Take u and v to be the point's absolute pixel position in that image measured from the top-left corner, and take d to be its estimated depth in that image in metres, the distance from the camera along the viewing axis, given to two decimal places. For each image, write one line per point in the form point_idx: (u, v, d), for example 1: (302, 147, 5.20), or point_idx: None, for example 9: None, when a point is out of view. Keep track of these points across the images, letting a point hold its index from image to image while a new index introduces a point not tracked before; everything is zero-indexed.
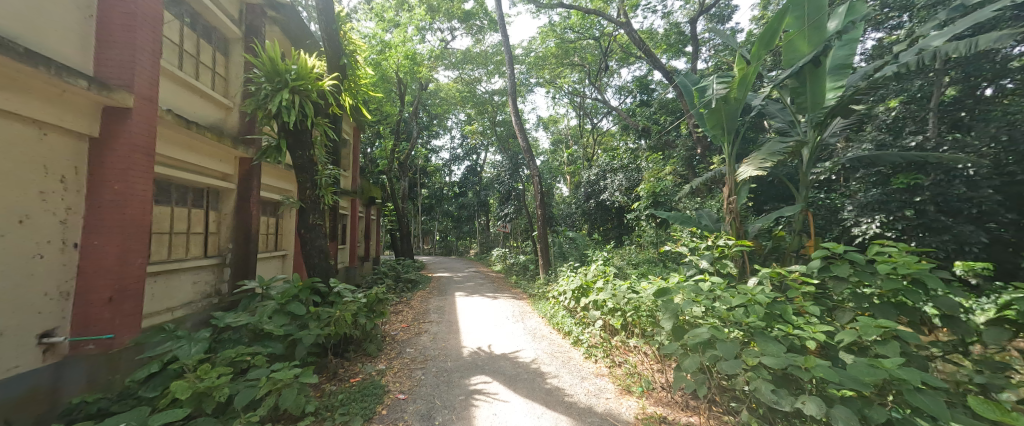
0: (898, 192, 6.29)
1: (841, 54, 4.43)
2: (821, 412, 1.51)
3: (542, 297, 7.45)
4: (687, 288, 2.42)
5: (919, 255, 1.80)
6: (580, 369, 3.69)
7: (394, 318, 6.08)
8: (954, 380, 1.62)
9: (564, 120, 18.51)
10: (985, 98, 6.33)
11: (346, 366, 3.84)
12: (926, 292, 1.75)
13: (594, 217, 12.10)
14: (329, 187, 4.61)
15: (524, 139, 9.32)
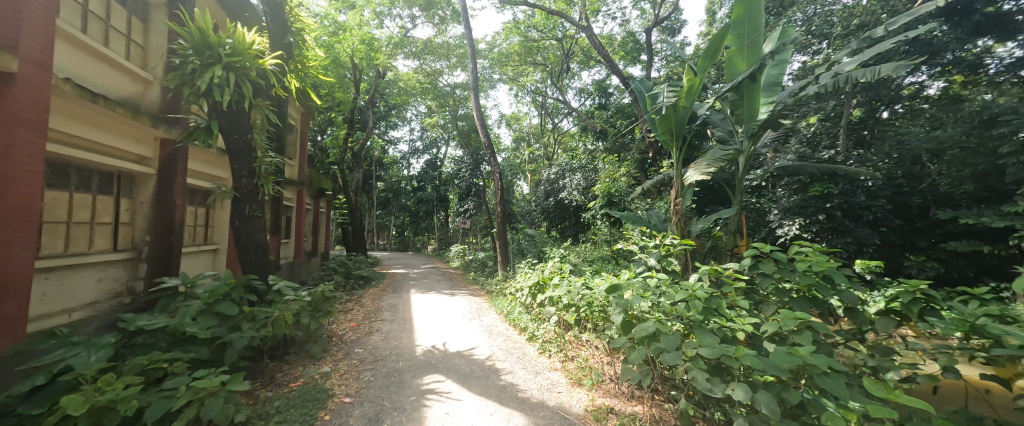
0: (814, 198, 7.23)
1: (773, 73, 4.87)
2: (747, 397, 1.65)
3: (500, 292, 7.49)
4: (636, 285, 2.55)
5: (830, 254, 2.02)
6: (534, 364, 3.77)
7: (342, 317, 5.78)
8: (854, 364, 1.85)
9: (526, 118, 18.77)
10: (883, 119, 7.83)
11: (285, 370, 3.57)
12: (834, 287, 1.97)
13: (552, 215, 12.47)
14: (270, 176, 4.25)
15: (486, 134, 9.32)
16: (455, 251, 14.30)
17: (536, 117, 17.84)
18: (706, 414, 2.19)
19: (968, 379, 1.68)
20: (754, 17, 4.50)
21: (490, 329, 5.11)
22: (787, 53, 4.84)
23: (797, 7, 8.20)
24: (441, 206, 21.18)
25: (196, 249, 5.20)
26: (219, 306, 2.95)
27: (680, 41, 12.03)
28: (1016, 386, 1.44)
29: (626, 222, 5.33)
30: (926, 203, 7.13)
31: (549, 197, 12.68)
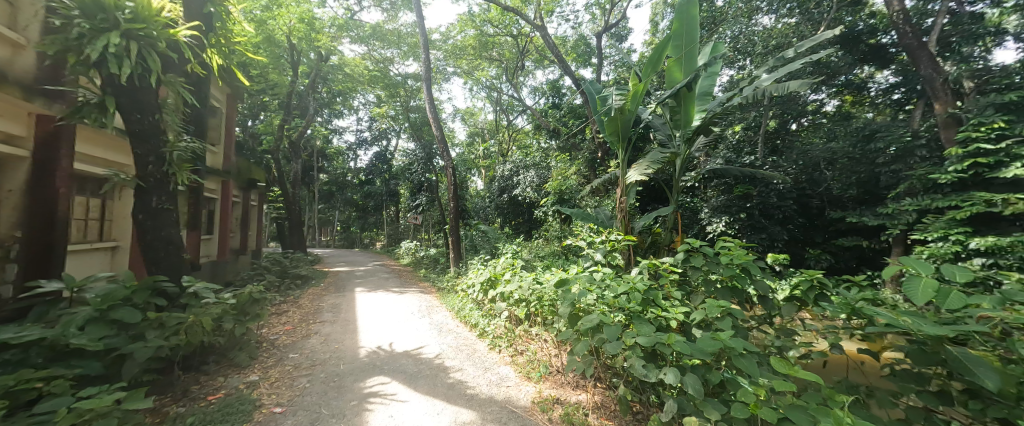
0: (738, 198, 8.09)
1: (706, 83, 5.31)
2: (677, 380, 1.80)
3: (452, 289, 7.37)
4: (584, 278, 2.67)
5: (748, 249, 2.28)
6: (484, 360, 3.79)
7: (276, 320, 5.32)
8: (764, 345, 2.11)
9: (481, 114, 18.69)
10: (793, 131, 9.09)
11: (202, 381, 3.20)
12: (751, 278, 2.23)
13: (505, 211, 12.62)
14: (185, 163, 3.74)
15: (440, 128, 9.14)
16: (405, 247, 13.82)
17: (492, 112, 17.82)
18: (643, 397, 2.37)
19: (849, 353, 1.99)
20: (691, 30, 4.96)
21: (440, 326, 5.06)
22: (717, 66, 5.34)
23: (725, 26, 9.11)
24: (391, 201, 20.36)
25: (87, 246, 4.47)
26: (115, 313, 2.54)
27: (628, 47, 12.68)
28: (883, 358, 1.73)
29: (575, 218, 5.62)
30: (823, 204, 8.49)
31: (503, 193, 12.79)
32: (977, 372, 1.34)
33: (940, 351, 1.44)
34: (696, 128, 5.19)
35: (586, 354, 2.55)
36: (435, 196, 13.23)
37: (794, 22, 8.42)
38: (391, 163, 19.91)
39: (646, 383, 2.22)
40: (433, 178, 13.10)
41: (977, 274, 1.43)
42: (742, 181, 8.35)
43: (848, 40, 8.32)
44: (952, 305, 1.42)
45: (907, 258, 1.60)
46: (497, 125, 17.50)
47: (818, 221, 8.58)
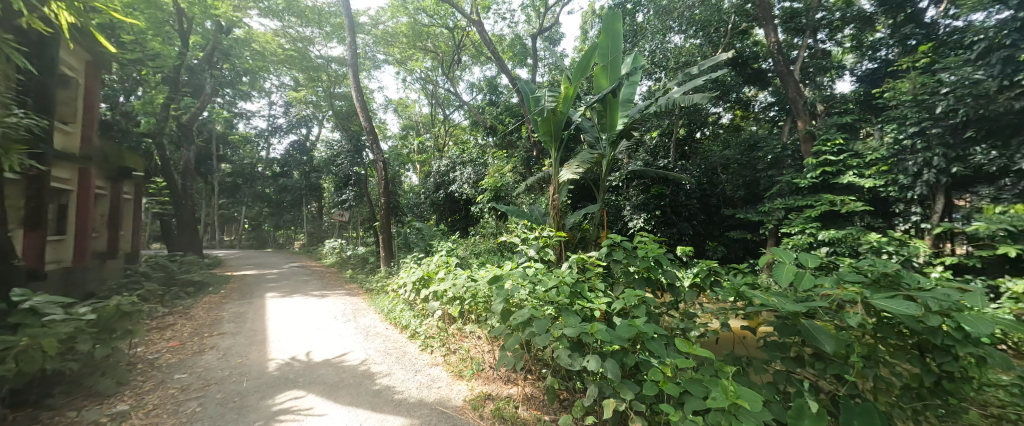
0: (654, 197, 9.01)
1: (627, 91, 5.82)
2: (598, 366, 1.94)
3: (383, 289, 6.96)
4: (517, 274, 2.72)
5: (661, 242, 2.53)
6: (415, 362, 3.67)
7: (159, 336, 4.49)
8: (671, 328, 2.37)
9: (415, 106, 17.98)
10: (697, 138, 10.34)
11: (43, 420, 2.54)
12: (662, 269, 2.48)
13: (441, 206, 12.40)
14: (17, 146, 2.93)
15: (369, 121, 8.64)
16: (328, 246, 12.66)
17: (428, 105, 17.33)
18: (569, 385, 2.51)
19: (737, 329, 2.33)
20: (615, 43, 5.31)
21: (366, 330, 4.77)
22: (637, 76, 5.85)
23: (644, 41, 9.89)
24: (312, 195, 18.56)
25: None
26: None
27: (561, 52, 13.28)
28: (760, 332, 2.06)
29: (510, 215, 5.68)
30: (721, 204, 9.77)
31: (439, 189, 12.45)
32: (819, 338, 1.68)
33: (796, 323, 1.78)
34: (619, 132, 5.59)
35: (517, 347, 2.62)
36: (362, 191, 12.35)
37: (698, 43, 9.47)
38: (312, 154, 18.15)
39: (572, 371, 2.36)
40: (359, 172, 12.08)
41: (823, 259, 1.78)
42: (657, 181, 9.25)
43: (738, 63, 9.84)
44: (806, 286, 1.75)
45: (776, 248, 1.93)
46: (431, 118, 17.03)
47: (716, 217, 9.84)
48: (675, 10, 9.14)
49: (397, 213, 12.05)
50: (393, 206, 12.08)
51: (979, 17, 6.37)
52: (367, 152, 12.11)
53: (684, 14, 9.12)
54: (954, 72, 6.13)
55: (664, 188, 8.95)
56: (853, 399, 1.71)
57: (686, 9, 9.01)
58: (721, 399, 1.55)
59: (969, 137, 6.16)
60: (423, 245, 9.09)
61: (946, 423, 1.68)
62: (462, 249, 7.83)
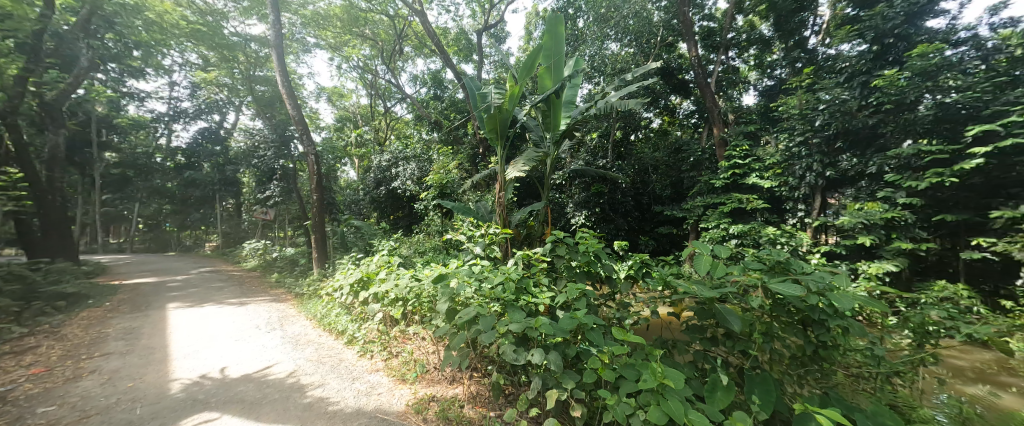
0: (594, 195, 9.76)
1: (569, 93, 6.15)
2: (542, 359, 1.99)
3: (315, 293, 6.41)
4: (462, 272, 2.68)
5: (600, 238, 2.68)
6: (352, 370, 3.45)
7: (20, 361, 3.67)
8: (609, 318, 2.52)
9: (352, 96, 16.97)
10: (631, 141, 11.12)
11: None
12: (600, 262, 2.62)
13: (382, 203, 12.46)
14: None
15: (301, 110, 8.04)
16: (245, 247, 10.79)
17: (367, 95, 16.46)
18: (514, 378, 2.55)
19: (665, 316, 2.55)
20: (558, 42, 5.24)
21: (296, 339, 4.38)
22: (579, 78, 6.03)
23: (586, 47, 10.88)
24: (228, 191, 16.55)
25: None
26: None
27: (506, 50, 13.57)
28: (683, 317, 2.29)
29: (456, 212, 5.67)
30: (650, 202, 10.62)
31: (381, 185, 12.41)
32: (728, 320, 1.92)
33: (711, 307, 2.01)
34: (562, 132, 5.94)
35: (463, 346, 2.60)
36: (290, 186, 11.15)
37: (632, 51, 10.40)
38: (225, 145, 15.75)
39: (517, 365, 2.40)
40: (287, 165, 10.92)
41: (734, 249, 2.03)
42: (597, 180, 10.05)
43: (666, 73, 10.73)
44: (719, 274, 1.98)
45: (696, 241, 2.15)
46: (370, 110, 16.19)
47: (647, 214, 10.66)
48: (612, 19, 10.25)
49: (332, 210, 11.12)
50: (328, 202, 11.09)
51: (845, 48, 7.99)
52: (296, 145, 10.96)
53: (620, 23, 10.16)
54: (829, 92, 7.41)
55: (603, 187, 9.70)
56: (754, 371, 1.98)
57: (622, 19, 10.09)
58: (650, 380, 1.71)
59: (836, 147, 7.48)
60: (363, 245, 8.61)
61: (821, 384, 2.03)
62: (405, 248, 7.50)
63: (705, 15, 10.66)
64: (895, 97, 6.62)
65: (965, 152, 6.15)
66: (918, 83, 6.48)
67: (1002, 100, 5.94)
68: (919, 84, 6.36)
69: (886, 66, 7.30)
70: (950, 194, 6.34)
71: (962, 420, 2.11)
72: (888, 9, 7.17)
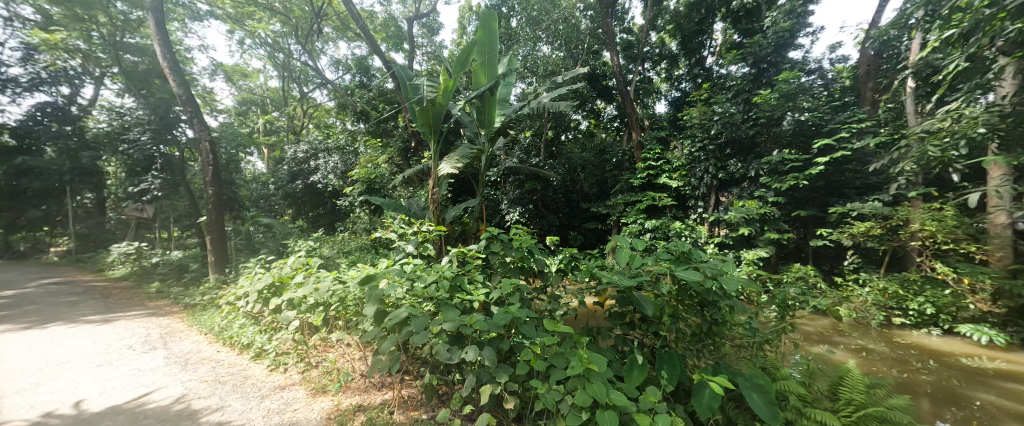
0: (528, 191, 10.17)
1: (504, 91, 6.26)
2: (476, 356, 2.00)
3: (214, 302, 5.53)
4: (392, 271, 2.54)
5: (532, 233, 2.75)
6: (261, 388, 3.09)
7: None
8: (541, 310, 2.60)
9: (260, 76, 15.12)
10: (560, 141, 11.68)
11: None
12: (533, 258, 2.69)
13: (300, 199, 12.14)
14: None
15: (190, 89, 7.00)
16: (111, 252, 8.46)
17: (278, 77, 14.82)
18: (447, 378, 2.52)
19: (591, 306, 2.72)
20: (492, 41, 5.47)
21: (187, 359, 3.77)
22: (512, 78, 6.26)
23: (518, 47, 11.29)
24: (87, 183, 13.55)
25: None
26: None
27: (438, 42, 13.39)
28: (607, 306, 2.48)
29: (386, 209, 5.50)
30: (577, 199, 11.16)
31: (296, 179, 12.02)
32: (643, 305, 2.15)
33: (629, 295, 2.23)
34: (496, 129, 6.02)
35: (392, 350, 2.50)
36: (175, 179, 8.76)
37: (562, 55, 11.12)
38: (84, 124, 10.99)
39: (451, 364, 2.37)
40: (171, 153, 8.64)
41: (648, 241, 2.25)
42: (531, 177, 10.38)
43: (592, 78, 11.59)
44: (636, 265, 2.20)
45: (618, 236, 2.36)
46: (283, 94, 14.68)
47: (577, 209, 11.15)
48: (543, 22, 10.87)
49: (235, 207, 8.99)
50: (229, 198, 8.83)
51: (733, 70, 9.49)
52: (183, 129, 8.60)
53: (551, 27, 10.83)
54: (722, 106, 8.66)
55: (537, 184, 10.10)
56: (664, 350, 2.25)
57: (551, 23, 10.79)
58: (578, 366, 1.85)
59: (726, 153, 8.68)
60: (276, 244, 7.77)
61: (714, 356, 2.39)
62: (329, 247, 7.47)
63: (624, 28, 11.72)
64: (768, 113, 8.00)
65: (812, 161, 7.70)
66: (784, 103, 7.93)
67: (837, 120, 7.67)
68: (784, 104, 7.79)
69: (762, 87, 9.05)
70: (803, 193, 7.90)
71: (809, 373, 2.67)
72: (763, 39, 8.81)
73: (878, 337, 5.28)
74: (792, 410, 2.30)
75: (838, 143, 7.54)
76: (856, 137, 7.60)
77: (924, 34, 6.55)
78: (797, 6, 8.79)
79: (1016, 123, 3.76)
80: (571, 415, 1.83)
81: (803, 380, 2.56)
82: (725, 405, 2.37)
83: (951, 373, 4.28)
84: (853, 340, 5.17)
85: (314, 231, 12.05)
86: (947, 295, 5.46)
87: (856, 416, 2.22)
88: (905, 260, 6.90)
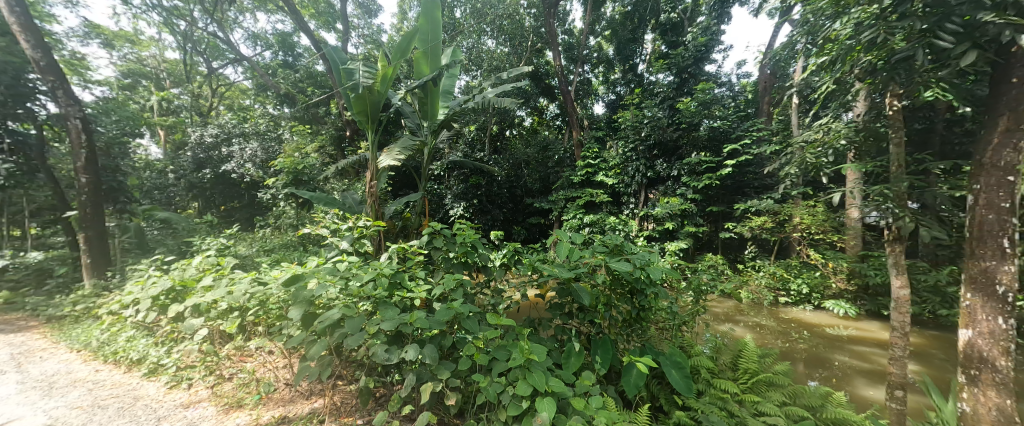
0: (472, 186, 10.49)
1: (448, 83, 6.15)
2: (416, 355, 1.95)
3: (90, 313, 4.59)
4: (324, 271, 2.34)
5: (476, 228, 2.73)
6: (156, 410, 2.67)
7: None
8: (484, 305, 2.60)
9: (154, 45, 12.95)
10: (501, 135, 11.81)
11: None
12: (477, 253, 2.67)
13: (208, 191, 10.62)
14: None
15: (51, 54, 5.69)
16: None
17: (178, 47, 12.72)
18: (384, 380, 2.41)
19: (532, 298, 2.79)
20: (435, 30, 5.37)
21: (52, 383, 3.11)
22: (456, 69, 6.22)
23: (462, 38, 11.14)
24: None
25: None
26: None
27: (376, 25, 12.62)
28: (547, 298, 2.57)
29: (317, 203, 5.35)
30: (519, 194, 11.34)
31: (203, 168, 10.50)
32: (580, 295, 2.29)
33: (568, 286, 2.36)
34: (440, 122, 5.90)
35: (322, 355, 2.34)
36: (32, 164, 6.62)
37: (506, 50, 11.30)
38: None
39: (388, 365, 2.28)
40: (24, 131, 6.43)
41: (586, 235, 2.38)
42: (475, 172, 10.70)
43: (535, 76, 11.91)
44: (575, 258, 2.32)
45: (559, 230, 2.46)
46: (184, 68, 12.76)
47: (520, 205, 11.43)
48: (488, 16, 10.79)
49: (120, 200, 6.89)
50: (108, 187, 6.71)
51: (660, 77, 10.44)
52: (43, 102, 6.44)
53: (494, 22, 10.85)
54: (651, 111, 9.40)
55: (481, 179, 10.47)
56: (598, 336, 2.41)
57: (496, 18, 10.81)
58: (519, 358, 1.91)
59: (653, 154, 9.41)
60: (178, 242, 6.74)
61: (641, 338, 2.61)
62: (249, 245, 6.80)
63: (565, 29, 12.06)
64: (689, 119, 8.90)
65: (722, 163, 8.73)
66: (701, 110, 8.90)
67: (741, 129, 8.80)
68: (701, 111, 8.77)
69: (683, 95, 10.09)
70: (714, 192, 8.94)
71: (716, 348, 3.06)
72: (684, 52, 9.90)
73: (768, 315, 6.30)
74: (702, 382, 2.62)
75: (742, 148, 8.66)
76: (756, 144, 8.77)
77: (805, 59, 8.13)
78: (712, 24, 10.04)
79: (867, 138, 4.42)
80: (511, 406, 1.88)
81: (712, 355, 2.94)
82: (649, 382, 2.62)
83: (818, 340, 5.21)
84: (750, 318, 6.13)
85: (225, 226, 10.67)
86: (816, 276, 6.66)
87: (751, 383, 2.62)
88: (788, 248, 8.26)
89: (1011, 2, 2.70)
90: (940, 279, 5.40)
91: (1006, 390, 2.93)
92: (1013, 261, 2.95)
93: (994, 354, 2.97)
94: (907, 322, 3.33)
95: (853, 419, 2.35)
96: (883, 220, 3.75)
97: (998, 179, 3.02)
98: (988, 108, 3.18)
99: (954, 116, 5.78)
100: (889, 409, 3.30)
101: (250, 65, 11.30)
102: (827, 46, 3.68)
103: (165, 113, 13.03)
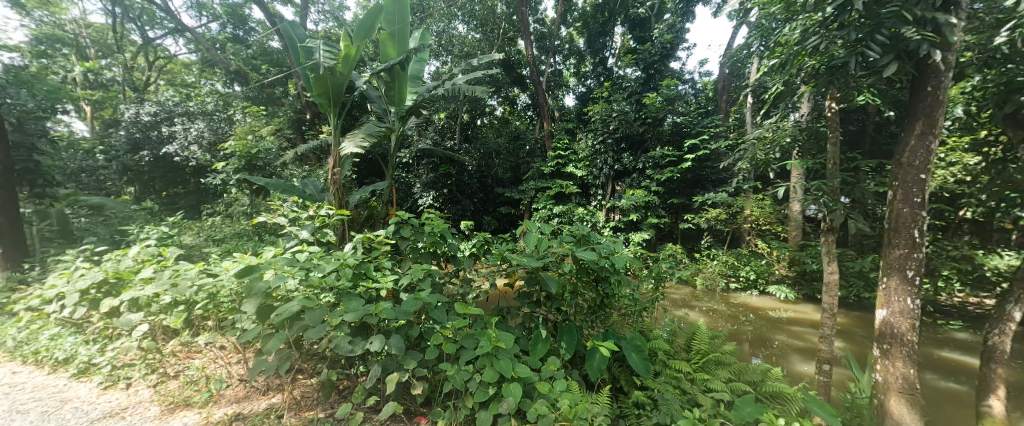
0: (443, 175, 10.34)
1: (417, 67, 5.93)
2: (379, 346, 1.92)
3: (3, 308, 4.07)
4: (282, 260, 2.23)
5: (444, 219, 2.69)
6: (88, 413, 2.44)
7: None
8: (451, 294, 2.59)
9: (74, 7, 11.39)
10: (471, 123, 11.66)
11: None
12: (445, 244, 2.65)
13: (145, 174, 9.60)
14: None
15: None
16: None
17: (106, 13, 11.36)
18: (348, 372, 2.36)
19: (500, 289, 2.80)
20: (401, 11, 5.16)
21: None
22: (425, 54, 6.02)
23: (431, 21, 10.78)
24: None
25: None
26: None
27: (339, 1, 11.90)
28: (514, 287, 2.60)
29: (274, 189, 5.04)
30: (491, 183, 11.29)
31: (140, 149, 9.52)
32: (548, 284, 2.35)
33: (536, 275, 2.42)
34: (408, 108, 5.67)
35: (281, 348, 2.25)
36: None
37: (477, 36, 11.12)
38: None
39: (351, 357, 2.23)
40: None
41: (553, 224, 2.40)
42: (445, 161, 10.59)
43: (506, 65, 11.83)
44: (543, 247, 2.36)
45: (528, 220, 2.50)
46: (114, 36, 11.44)
47: (490, 194, 11.37)
48: None
49: (38, 182, 6.12)
50: (21, 168, 5.94)
51: (628, 71, 10.71)
52: None
53: (465, 6, 10.60)
54: (619, 105, 9.60)
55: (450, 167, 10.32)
56: (564, 323, 2.50)
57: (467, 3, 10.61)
58: (486, 345, 1.96)
59: (620, 147, 9.65)
60: (110, 231, 6.10)
61: (604, 324, 2.73)
62: (195, 235, 6.28)
63: (538, 18, 11.97)
64: (654, 114, 9.25)
65: (683, 158, 9.15)
66: (665, 106, 9.22)
67: (701, 125, 9.22)
68: (665, 107, 9.10)
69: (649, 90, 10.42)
70: (675, 185, 9.36)
71: (673, 332, 3.27)
72: (652, 47, 10.18)
73: (720, 301, 6.78)
74: (659, 363, 2.79)
75: (702, 143, 9.11)
76: (714, 139, 9.28)
77: (759, 61, 8.63)
78: (677, 22, 10.40)
79: (812, 139, 4.77)
80: (478, 392, 1.92)
81: (669, 338, 3.12)
82: (611, 365, 2.75)
83: (762, 323, 5.68)
84: (704, 303, 6.59)
85: (166, 213, 9.69)
86: (762, 264, 7.18)
87: (703, 362, 2.81)
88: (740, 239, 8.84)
89: (929, 19, 3.01)
90: (864, 266, 6.05)
91: (911, 360, 3.34)
92: (920, 249, 3.35)
93: (903, 330, 3.37)
94: (836, 304, 3.69)
95: (787, 391, 2.58)
96: (821, 213, 4.10)
97: (913, 178, 3.38)
98: (907, 113, 3.54)
99: (881, 120, 6.44)
100: (819, 382, 3.63)
101: (194, 37, 10.31)
102: (778, 50, 3.93)
103: (92, 86, 11.49)
